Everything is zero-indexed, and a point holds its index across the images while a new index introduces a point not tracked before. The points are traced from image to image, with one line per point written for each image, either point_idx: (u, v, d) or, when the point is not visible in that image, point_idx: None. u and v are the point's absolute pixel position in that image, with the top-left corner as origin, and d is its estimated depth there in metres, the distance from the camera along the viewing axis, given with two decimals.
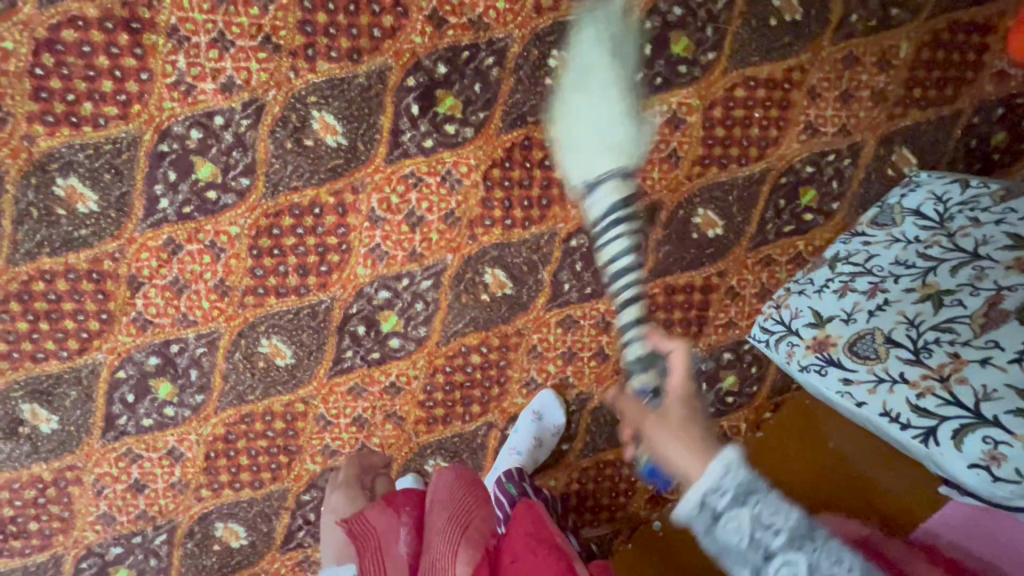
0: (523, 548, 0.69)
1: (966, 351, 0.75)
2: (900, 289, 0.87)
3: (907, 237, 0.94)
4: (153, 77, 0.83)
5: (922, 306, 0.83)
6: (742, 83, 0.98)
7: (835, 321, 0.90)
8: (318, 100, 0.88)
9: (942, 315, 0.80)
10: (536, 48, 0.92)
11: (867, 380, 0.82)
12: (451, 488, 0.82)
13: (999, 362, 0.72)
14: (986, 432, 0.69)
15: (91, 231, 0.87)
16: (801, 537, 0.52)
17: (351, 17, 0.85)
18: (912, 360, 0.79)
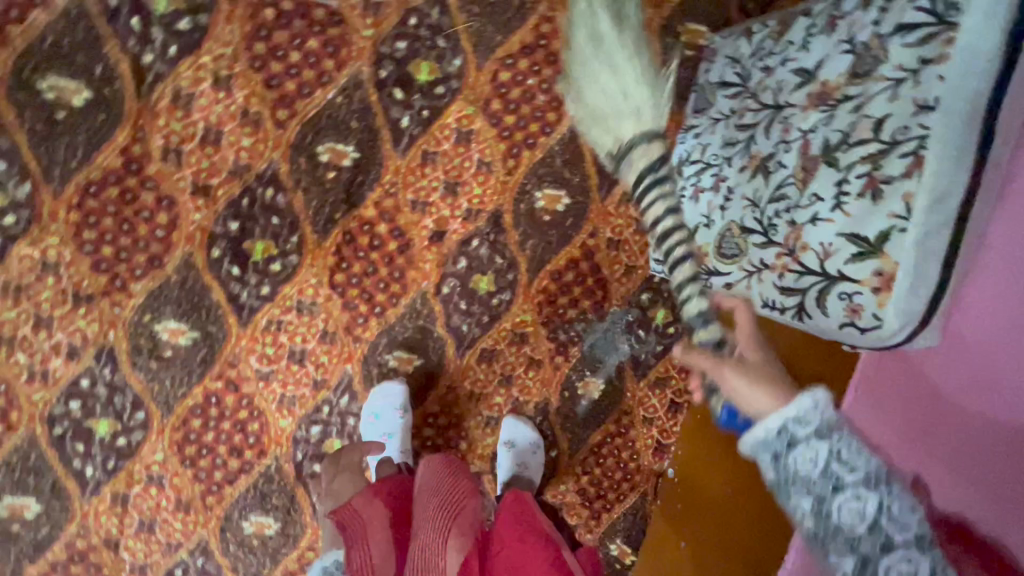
0: (513, 536, 0.84)
1: (799, 214, 0.73)
2: (736, 172, 0.87)
3: (724, 112, 0.92)
4: (10, 383, 0.89)
5: (755, 181, 0.82)
6: (501, 66, 0.96)
7: (701, 230, 0.91)
8: (152, 316, 0.91)
9: (773, 184, 0.79)
10: (301, 155, 0.92)
11: (743, 280, 0.82)
12: (437, 478, 0.88)
13: (825, 214, 0.70)
14: (839, 289, 0.68)
15: (50, 527, 0.95)
16: (893, 512, 0.49)
17: (130, 235, 0.88)
18: (765, 242, 0.78)
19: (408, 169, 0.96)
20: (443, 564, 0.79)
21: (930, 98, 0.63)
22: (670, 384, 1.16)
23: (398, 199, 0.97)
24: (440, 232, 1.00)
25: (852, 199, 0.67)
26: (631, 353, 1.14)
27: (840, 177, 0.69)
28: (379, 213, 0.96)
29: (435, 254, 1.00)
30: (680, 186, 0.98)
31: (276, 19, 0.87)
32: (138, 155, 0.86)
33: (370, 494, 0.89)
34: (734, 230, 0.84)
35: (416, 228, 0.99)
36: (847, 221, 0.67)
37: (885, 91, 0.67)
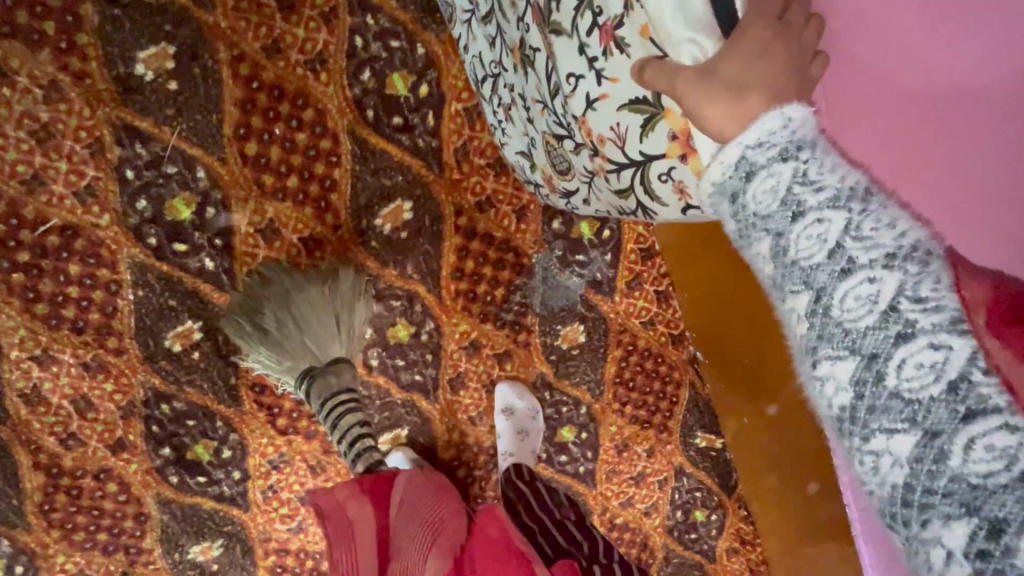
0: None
1: (573, 104, 0.56)
2: (511, 71, 0.69)
3: (467, 7, 0.75)
4: None
5: (527, 76, 0.65)
6: (241, 140, 0.83)
7: (532, 150, 0.75)
8: (178, 552, 0.97)
9: (538, 73, 0.61)
10: (158, 360, 0.88)
11: (589, 193, 0.65)
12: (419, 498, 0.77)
13: (596, 91, 0.54)
14: (655, 171, 0.53)
15: None
16: (912, 294, 0.32)
17: (103, 514, 0.92)
18: (574, 146, 0.61)
19: None
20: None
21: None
22: (643, 276, 1.07)
23: None
24: None
25: (607, 60, 0.52)
26: (584, 279, 1.03)
27: (578, 44, 0.54)
28: None
29: None
30: (490, 107, 0.82)
31: (28, 274, 0.80)
32: (49, 460, 0.88)
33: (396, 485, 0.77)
34: (548, 141, 0.67)
35: None
36: (622, 89, 0.52)
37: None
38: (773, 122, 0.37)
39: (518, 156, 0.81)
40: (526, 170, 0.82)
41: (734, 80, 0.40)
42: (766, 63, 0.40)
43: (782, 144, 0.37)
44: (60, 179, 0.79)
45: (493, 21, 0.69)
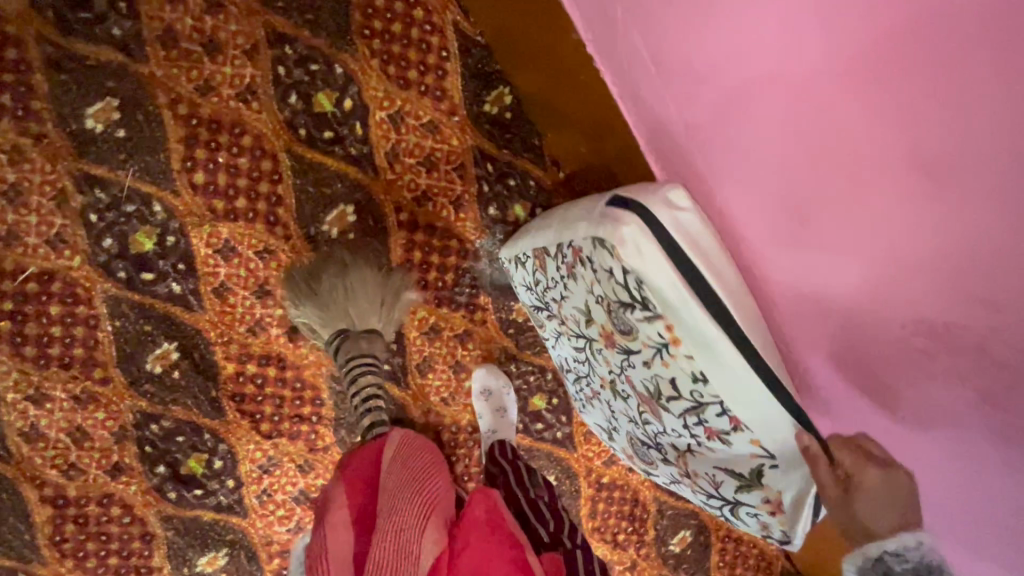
0: (478, 534, 0.72)
1: (634, 386, 0.80)
2: (587, 356, 0.88)
3: (528, 282, 0.94)
4: None
5: (590, 342, 0.84)
6: (190, 172, 0.92)
7: (580, 372, 0.95)
8: (187, 566, 1.03)
9: (615, 370, 0.82)
10: (143, 383, 0.96)
11: (629, 431, 0.91)
12: (403, 467, 0.78)
13: (666, 403, 0.76)
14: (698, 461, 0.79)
15: None
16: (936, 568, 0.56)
17: (111, 538, 0.99)
18: (657, 429, 0.82)
19: (219, 312, 0.97)
20: (416, 552, 0.69)
21: (662, 296, 0.66)
22: None
23: (238, 338, 0.99)
24: (293, 326, 1.01)
25: (706, 439, 0.75)
26: None
27: (642, 374, 0.76)
28: (238, 361, 0.99)
29: (308, 343, 1.02)
30: (550, 336, 0.99)
31: (14, 320, 0.89)
32: (56, 491, 0.95)
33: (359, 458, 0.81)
34: (579, 377, 0.97)
35: (275, 342, 1.00)
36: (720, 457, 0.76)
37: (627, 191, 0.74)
38: (907, 540, 0.57)
39: (583, 384, 0.98)
40: (565, 346, 0.95)
41: (868, 512, 0.60)
42: (898, 509, 0.59)
43: (914, 560, 0.57)
44: (31, 232, 0.88)
45: (570, 332, 0.88)
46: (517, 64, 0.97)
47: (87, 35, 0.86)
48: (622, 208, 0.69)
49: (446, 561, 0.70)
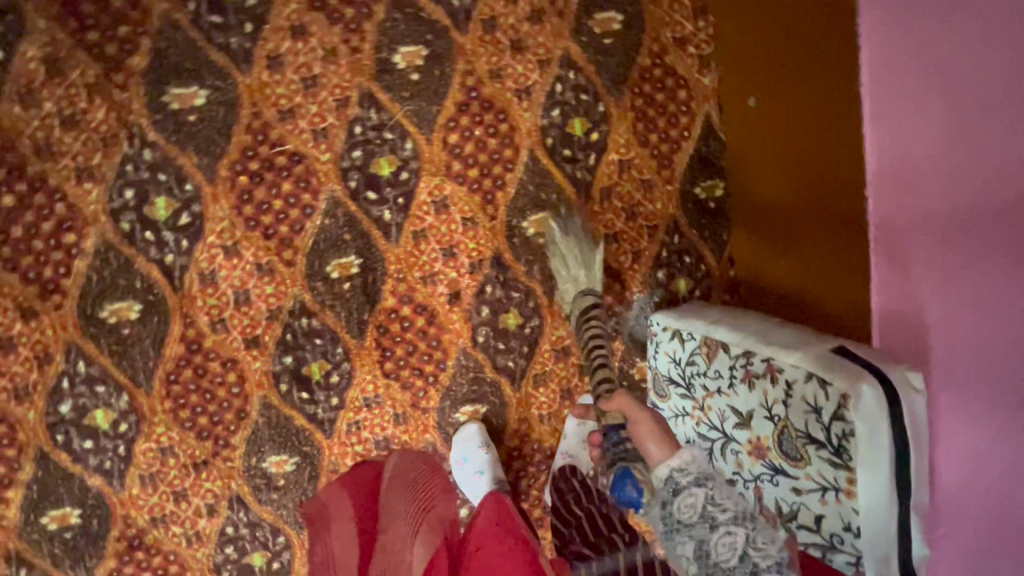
0: (487, 536, 0.74)
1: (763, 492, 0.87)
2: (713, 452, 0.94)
3: (674, 358, 1.02)
4: (177, 551, 1.06)
5: (732, 437, 0.91)
6: (448, 131, 1.04)
7: None
8: (256, 457, 1.06)
9: (747, 476, 0.89)
10: (317, 280, 1.03)
11: None
12: (405, 492, 0.92)
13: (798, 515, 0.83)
14: None
15: None
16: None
17: (213, 400, 1.03)
18: None
19: (408, 252, 1.06)
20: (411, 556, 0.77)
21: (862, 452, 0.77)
22: None
23: (409, 281, 1.07)
24: (456, 293, 1.09)
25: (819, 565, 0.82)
26: None
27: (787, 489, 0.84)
28: (399, 300, 1.07)
29: (460, 313, 1.09)
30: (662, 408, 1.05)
31: (251, 181, 0.99)
32: (194, 337, 1.01)
33: (342, 488, 1.02)
34: None
35: (434, 298, 1.08)
36: None
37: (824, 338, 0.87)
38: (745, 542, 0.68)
39: None
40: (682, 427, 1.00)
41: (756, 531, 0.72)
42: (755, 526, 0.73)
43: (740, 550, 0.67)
44: (304, 119, 1.00)
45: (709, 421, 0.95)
46: (740, 169, 1.13)
47: None
48: (856, 364, 0.80)
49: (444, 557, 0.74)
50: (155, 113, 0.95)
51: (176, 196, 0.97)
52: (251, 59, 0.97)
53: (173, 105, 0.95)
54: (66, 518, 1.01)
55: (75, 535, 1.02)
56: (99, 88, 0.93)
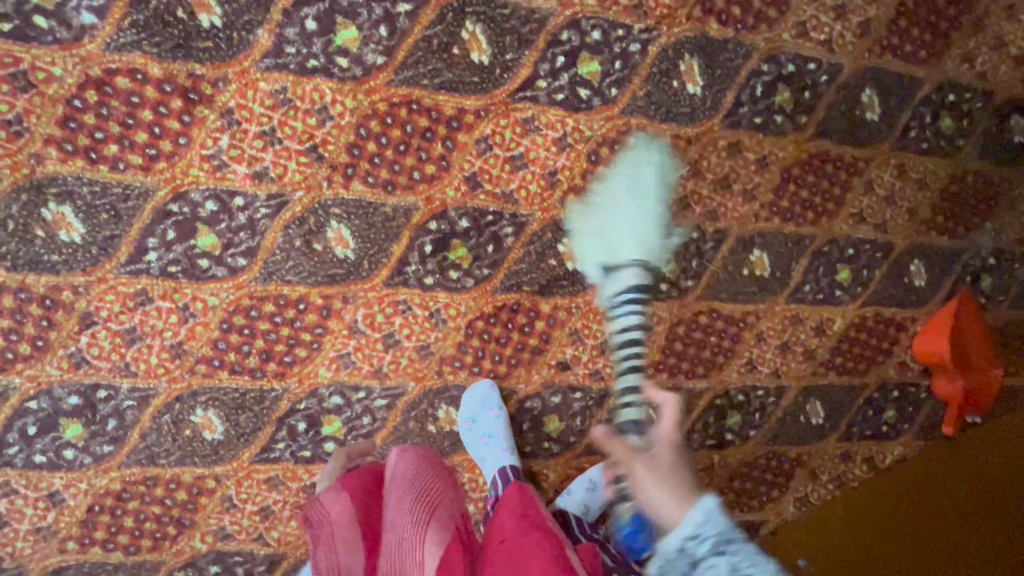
0: (514, 530, 0.67)
1: None
2: None
3: None
4: (190, 144, 0.84)
5: None
6: (708, 312, 1.11)
7: None
8: (340, 214, 0.92)
9: None
10: (551, 232, 1.00)
11: None
12: (411, 472, 0.80)
13: None
14: None
15: (63, 260, 0.84)
16: None
17: (398, 154, 0.92)
18: None
19: (595, 309, 1.06)
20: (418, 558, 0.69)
21: None
22: None
23: (569, 319, 1.05)
24: (567, 365, 1.07)
25: None
26: None
27: None
28: (548, 314, 1.04)
29: (548, 375, 1.07)
30: None
31: (629, 150, 1.00)
32: (464, 122, 0.93)
33: (334, 488, 0.82)
34: None
35: (557, 346, 1.06)
36: None
37: (709, 546, 0.58)
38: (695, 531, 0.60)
39: None
40: None
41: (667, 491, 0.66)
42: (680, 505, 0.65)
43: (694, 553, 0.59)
44: (692, 186, 1.05)
45: None
46: None
47: (808, 267, 1.15)
48: None
49: (460, 558, 0.69)
50: (671, 49, 0.98)
51: (602, 81, 0.96)
52: (733, 128, 1.04)
53: (682, 65, 0.99)
54: (203, 10, 0.81)
55: (180, 21, 0.80)
56: None
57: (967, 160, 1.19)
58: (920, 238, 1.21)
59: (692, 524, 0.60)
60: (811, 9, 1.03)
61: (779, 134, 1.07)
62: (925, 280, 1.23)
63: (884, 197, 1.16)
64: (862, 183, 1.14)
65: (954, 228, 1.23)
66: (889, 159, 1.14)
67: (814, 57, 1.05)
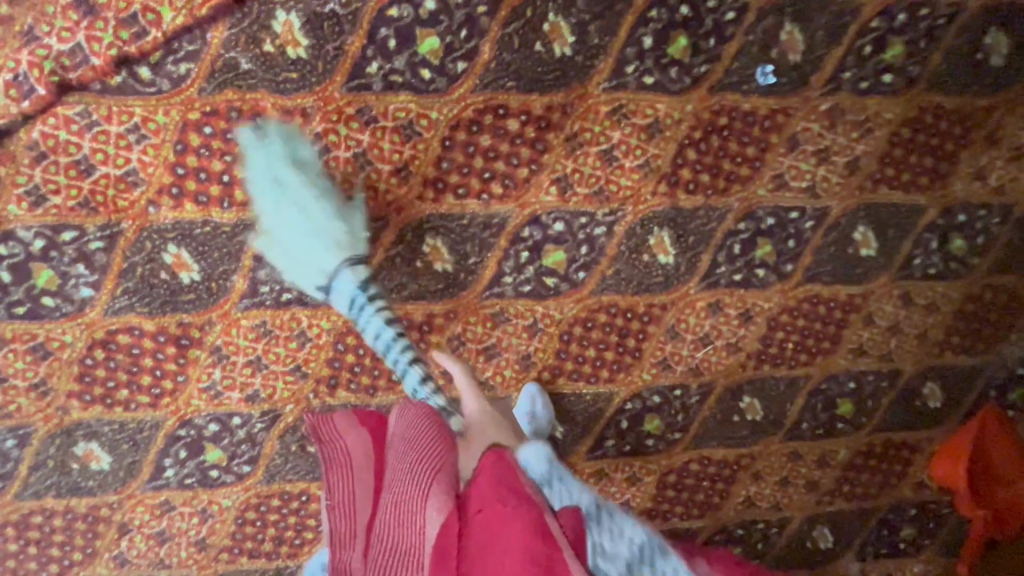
0: (490, 496, 0.58)
1: None
2: None
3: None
4: (188, 380, 0.93)
5: None
6: (698, 459, 1.11)
7: None
8: (328, 418, 0.99)
9: None
10: None
11: None
12: (409, 429, 0.66)
13: None
14: None
15: (96, 484, 0.97)
16: None
17: (375, 361, 0.97)
18: None
19: (582, 470, 1.08)
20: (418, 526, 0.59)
21: None
22: None
23: None
24: None
25: None
26: None
27: None
28: None
29: None
30: None
31: (602, 326, 1.00)
32: (435, 325, 0.96)
33: (348, 416, 0.70)
34: None
35: None
36: None
37: (539, 478, 0.67)
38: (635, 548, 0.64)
39: None
40: None
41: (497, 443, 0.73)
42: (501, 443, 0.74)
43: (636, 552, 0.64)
44: (671, 347, 1.04)
45: None
46: None
47: (805, 406, 1.12)
48: None
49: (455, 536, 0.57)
50: (638, 225, 0.96)
51: (568, 267, 0.96)
52: (711, 288, 1.02)
53: (651, 239, 0.97)
54: (182, 268, 0.88)
55: (164, 281, 0.88)
56: (647, 173, 0.93)
57: (983, 278, 1.11)
58: (933, 361, 1.14)
59: (521, 465, 0.68)
60: (789, 159, 0.98)
61: (763, 286, 1.03)
62: (940, 400, 1.16)
63: (887, 328, 1.10)
64: (860, 318, 1.08)
65: (972, 347, 1.14)
66: (891, 290, 1.08)
67: (795, 205, 1.00)
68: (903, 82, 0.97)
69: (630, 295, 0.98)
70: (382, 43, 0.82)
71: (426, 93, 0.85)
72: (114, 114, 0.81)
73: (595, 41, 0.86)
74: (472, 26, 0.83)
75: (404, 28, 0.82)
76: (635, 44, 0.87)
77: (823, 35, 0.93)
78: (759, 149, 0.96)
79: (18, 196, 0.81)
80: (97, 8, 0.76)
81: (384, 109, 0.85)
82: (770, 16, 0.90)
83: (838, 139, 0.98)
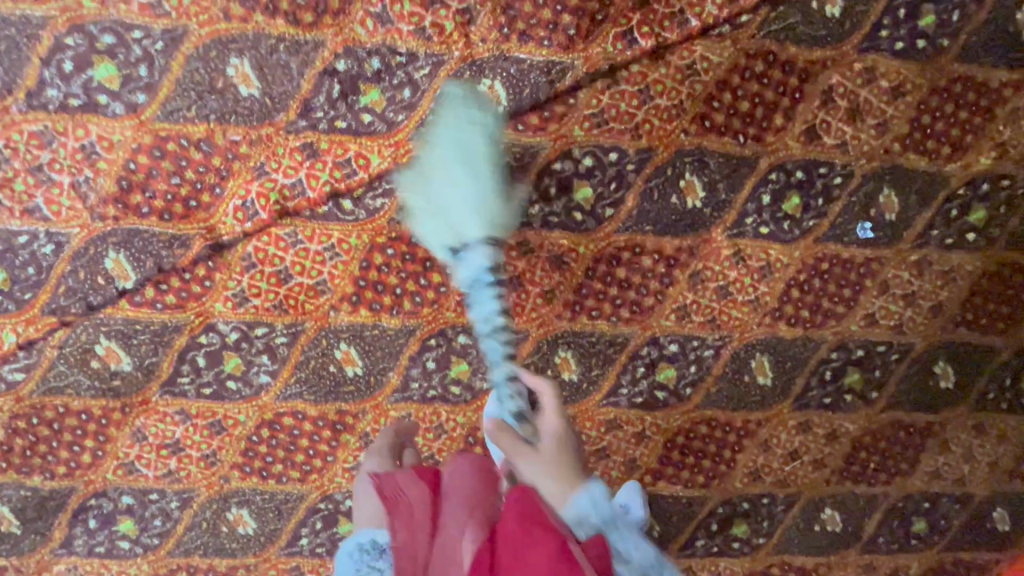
0: (512, 533, 0.58)
1: None
2: None
3: None
4: (336, 460, 1.05)
5: None
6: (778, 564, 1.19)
7: None
8: None
9: None
10: None
11: None
12: (467, 479, 0.72)
13: None
14: None
15: (239, 546, 1.07)
16: None
17: None
18: None
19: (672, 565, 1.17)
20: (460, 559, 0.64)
21: None
22: None
23: None
24: None
25: None
26: None
27: None
28: None
29: None
30: None
31: (702, 436, 1.11)
32: None
33: (412, 471, 0.75)
34: None
35: None
36: None
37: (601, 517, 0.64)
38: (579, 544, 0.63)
39: None
40: None
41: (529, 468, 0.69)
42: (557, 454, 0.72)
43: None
44: (763, 460, 1.14)
45: None
46: None
47: (881, 521, 1.20)
48: None
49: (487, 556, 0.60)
50: (744, 350, 1.08)
51: (678, 382, 1.08)
52: (803, 409, 1.12)
53: (754, 362, 1.09)
54: (349, 363, 1.01)
55: (332, 372, 1.01)
56: (756, 307, 1.06)
57: None
58: (1002, 487, 1.22)
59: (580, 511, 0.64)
60: (879, 301, 1.09)
61: (849, 410, 1.13)
62: (1007, 525, 1.24)
63: (961, 454, 1.19)
64: (937, 443, 1.17)
65: None
66: (966, 419, 1.17)
67: (883, 340, 1.11)
68: (985, 240, 1.10)
69: (704, 355, 0.99)
70: (544, 190, 0.97)
71: (576, 231, 0.99)
72: (316, 235, 0.95)
73: (723, 197, 1.01)
74: (622, 179, 0.98)
75: (565, 179, 0.97)
76: (755, 200, 1.01)
77: (917, 198, 1.06)
78: (854, 291, 1.08)
79: (226, 296, 0.96)
80: (319, 152, 0.93)
81: (540, 242, 0.99)
82: (872, 181, 1.04)
83: (925, 285, 1.10)
